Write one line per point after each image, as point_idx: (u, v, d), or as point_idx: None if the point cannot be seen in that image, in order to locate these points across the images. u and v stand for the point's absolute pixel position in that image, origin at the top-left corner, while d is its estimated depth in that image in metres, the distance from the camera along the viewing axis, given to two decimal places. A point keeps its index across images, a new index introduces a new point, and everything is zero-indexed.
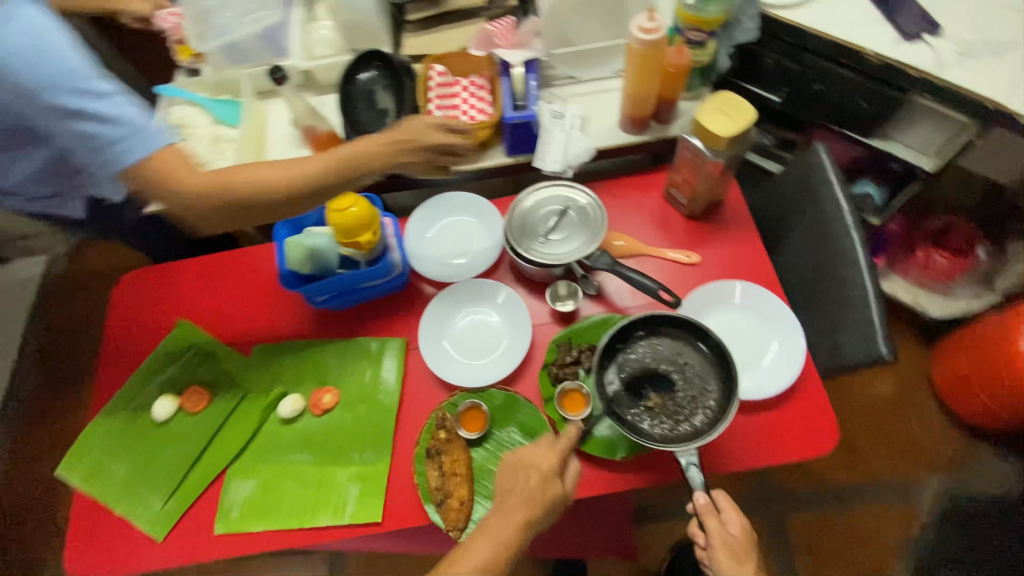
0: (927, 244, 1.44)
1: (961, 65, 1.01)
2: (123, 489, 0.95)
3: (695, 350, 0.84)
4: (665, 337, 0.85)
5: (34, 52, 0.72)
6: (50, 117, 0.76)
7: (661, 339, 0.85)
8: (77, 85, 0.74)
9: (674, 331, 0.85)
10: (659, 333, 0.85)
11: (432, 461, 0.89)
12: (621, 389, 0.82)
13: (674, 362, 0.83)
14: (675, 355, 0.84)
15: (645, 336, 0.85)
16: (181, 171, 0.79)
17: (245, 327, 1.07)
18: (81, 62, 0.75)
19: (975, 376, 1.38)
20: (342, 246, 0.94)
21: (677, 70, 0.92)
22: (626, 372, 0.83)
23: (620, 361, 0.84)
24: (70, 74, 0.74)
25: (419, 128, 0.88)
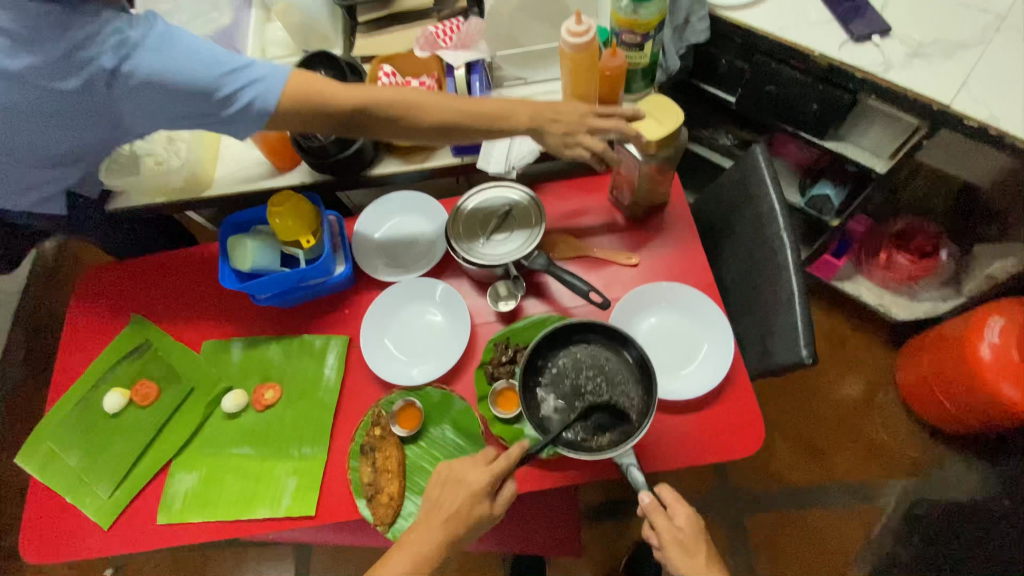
0: (890, 245, 1.44)
1: (909, 66, 1.00)
2: (72, 479, 0.98)
3: (613, 352, 0.86)
4: (583, 343, 0.87)
5: (191, 54, 0.77)
6: (203, 105, 0.79)
7: (578, 347, 0.87)
8: (225, 68, 0.78)
9: (590, 337, 0.87)
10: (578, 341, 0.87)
11: (366, 457, 0.91)
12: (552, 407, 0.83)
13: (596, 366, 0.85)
14: (595, 360, 0.86)
15: (565, 347, 0.87)
16: (320, 92, 0.81)
17: (196, 324, 1.09)
18: (220, 51, 0.79)
19: (936, 381, 1.37)
20: (285, 245, 0.97)
21: (613, 73, 0.90)
22: (551, 386, 0.85)
23: (542, 377, 0.85)
24: (219, 62, 0.78)
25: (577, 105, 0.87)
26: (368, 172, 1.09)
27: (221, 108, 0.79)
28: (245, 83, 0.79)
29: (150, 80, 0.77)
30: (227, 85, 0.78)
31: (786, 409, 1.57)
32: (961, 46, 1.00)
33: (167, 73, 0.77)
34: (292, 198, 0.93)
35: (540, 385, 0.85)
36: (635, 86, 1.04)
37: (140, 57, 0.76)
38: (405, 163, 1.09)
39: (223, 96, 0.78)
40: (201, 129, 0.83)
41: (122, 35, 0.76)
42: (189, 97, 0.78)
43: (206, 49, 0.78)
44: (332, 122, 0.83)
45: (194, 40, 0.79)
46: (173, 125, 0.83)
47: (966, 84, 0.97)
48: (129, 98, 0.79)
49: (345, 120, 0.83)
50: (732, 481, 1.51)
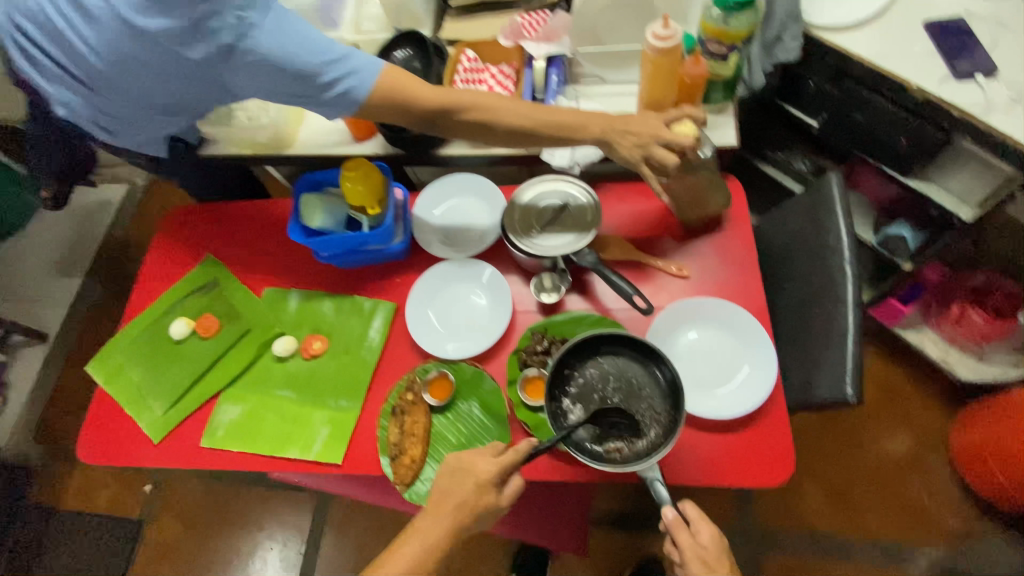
0: (965, 299, 1.35)
1: (1013, 112, 0.94)
2: (135, 392, 1.08)
3: (642, 367, 0.87)
4: (610, 356, 0.88)
5: (301, 41, 0.79)
6: (301, 89, 0.82)
7: (606, 358, 0.88)
8: (330, 59, 0.80)
9: (619, 351, 0.88)
10: (606, 355, 0.88)
11: (396, 418, 0.95)
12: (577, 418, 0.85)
13: (622, 380, 0.87)
14: (622, 373, 0.87)
15: (592, 360, 0.88)
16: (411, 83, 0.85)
17: (260, 271, 1.17)
18: (325, 38, 0.81)
19: (992, 450, 1.28)
20: (353, 208, 1.03)
21: (693, 81, 0.93)
22: (576, 395, 0.86)
23: (567, 387, 0.87)
24: (323, 51, 0.80)
25: (646, 118, 0.87)
26: (436, 151, 1.13)
27: (319, 93, 0.82)
28: (345, 73, 0.81)
29: (260, 59, 0.79)
30: (329, 73, 0.81)
31: (821, 452, 1.51)
32: None
33: (278, 57, 0.79)
34: (360, 163, 1.00)
35: (566, 394, 0.86)
36: (713, 97, 1.03)
37: (257, 37, 0.78)
38: (473, 147, 1.12)
39: (324, 82, 0.81)
40: (294, 105, 0.86)
41: (240, 12, 0.77)
42: (290, 79, 0.81)
43: (314, 38, 0.80)
44: (419, 117, 0.88)
45: (304, 22, 0.80)
46: (270, 100, 0.86)
47: None
48: (238, 71, 0.82)
49: (429, 115, 0.87)
50: (751, 515, 1.46)
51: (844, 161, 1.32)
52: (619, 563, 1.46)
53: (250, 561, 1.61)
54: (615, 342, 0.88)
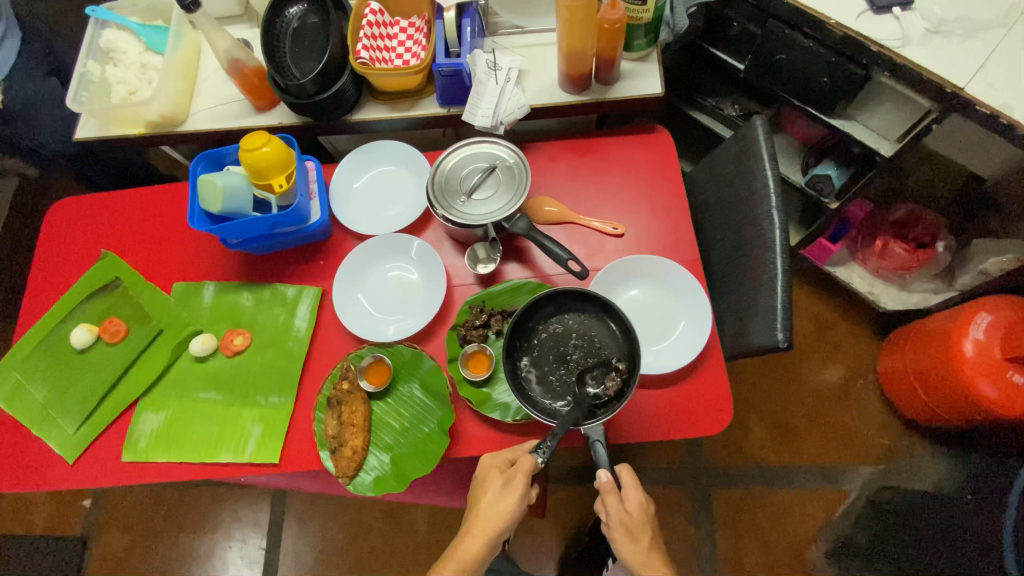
0: (888, 233, 1.40)
1: (926, 44, 0.94)
2: (39, 411, 0.97)
3: (601, 323, 0.84)
4: (574, 313, 0.86)
5: None
6: None
7: (568, 313, 0.86)
8: None
9: (581, 306, 0.85)
10: (573, 311, 0.86)
11: (333, 410, 0.90)
12: (537, 372, 0.83)
13: (586, 337, 0.84)
14: (585, 331, 0.85)
15: (559, 316, 0.86)
16: None
17: (168, 266, 1.06)
18: None
19: (915, 372, 1.37)
20: (257, 188, 0.93)
21: (612, 27, 0.87)
22: (538, 349, 0.84)
23: (529, 341, 0.85)
24: None
25: None
26: (349, 117, 1.04)
27: None
28: None
29: None
30: None
31: (762, 389, 1.58)
32: (987, 25, 0.93)
33: None
34: (274, 146, 0.89)
35: (527, 349, 0.85)
36: (636, 44, 0.98)
37: None
38: (391, 111, 1.03)
39: None
40: None
41: None
42: None
43: None
44: None
45: None
46: None
47: (986, 66, 0.91)
48: None
49: None
50: (701, 457, 1.52)
51: (771, 103, 1.31)
52: (581, 518, 1.49)
53: (210, 565, 1.55)
54: (583, 298, 0.85)
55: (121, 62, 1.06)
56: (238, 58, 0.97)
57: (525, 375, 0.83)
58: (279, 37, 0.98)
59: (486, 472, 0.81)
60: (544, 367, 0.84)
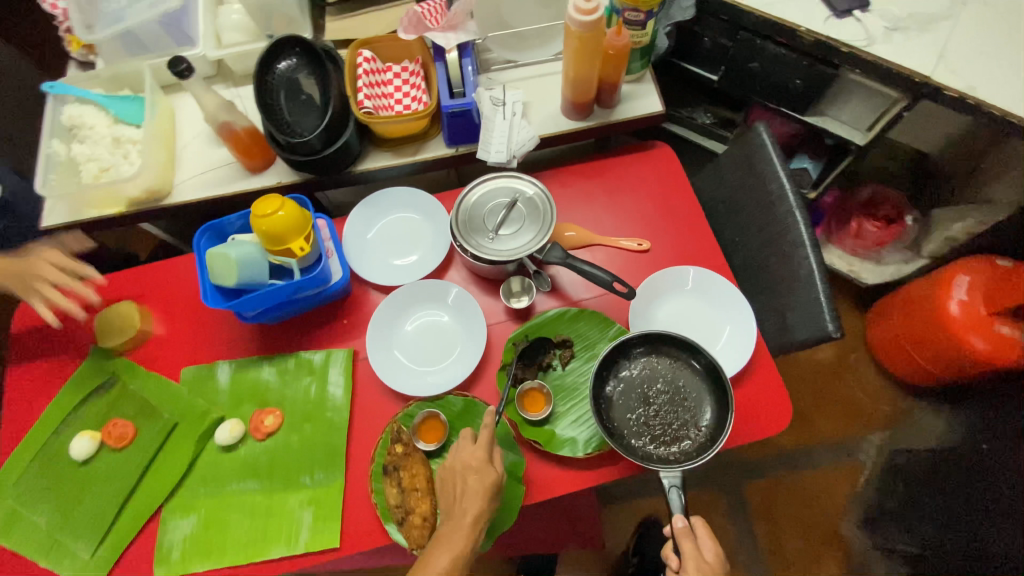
0: (859, 214, 1.51)
1: (890, 40, 1.02)
2: (43, 541, 0.84)
3: (691, 370, 0.85)
4: (667, 357, 0.87)
5: None
6: None
7: (659, 356, 0.86)
8: None
9: (673, 350, 0.86)
10: (667, 355, 0.86)
11: (391, 477, 0.84)
12: (618, 405, 0.84)
13: (673, 383, 0.85)
14: (673, 378, 0.85)
15: (654, 356, 0.86)
16: None
17: (172, 350, 0.97)
18: None
19: (905, 337, 1.46)
20: (273, 255, 0.87)
21: (617, 52, 0.89)
22: (623, 383, 0.85)
23: (616, 373, 0.86)
24: None
25: None
26: (353, 168, 1.00)
27: None
28: None
29: None
30: None
31: None
32: (937, 18, 1.03)
33: None
34: (290, 211, 0.83)
35: (612, 381, 0.86)
36: (632, 67, 1.01)
37: None
38: (396, 157, 1.01)
39: None
40: None
41: None
42: None
43: None
44: None
45: None
46: None
47: (945, 55, 1.00)
48: None
49: None
50: (726, 452, 1.55)
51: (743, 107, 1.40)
52: (623, 536, 1.47)
53: None
54: (680, 346, 0.86)
55: (90, 138, 0.97)
56: (227, 120, 0.91)
57: (606, 405, 0.84)
58: (271, 93, 0.93)
59: (477, 469, 0.77)
60: (627, 403, 0.84)
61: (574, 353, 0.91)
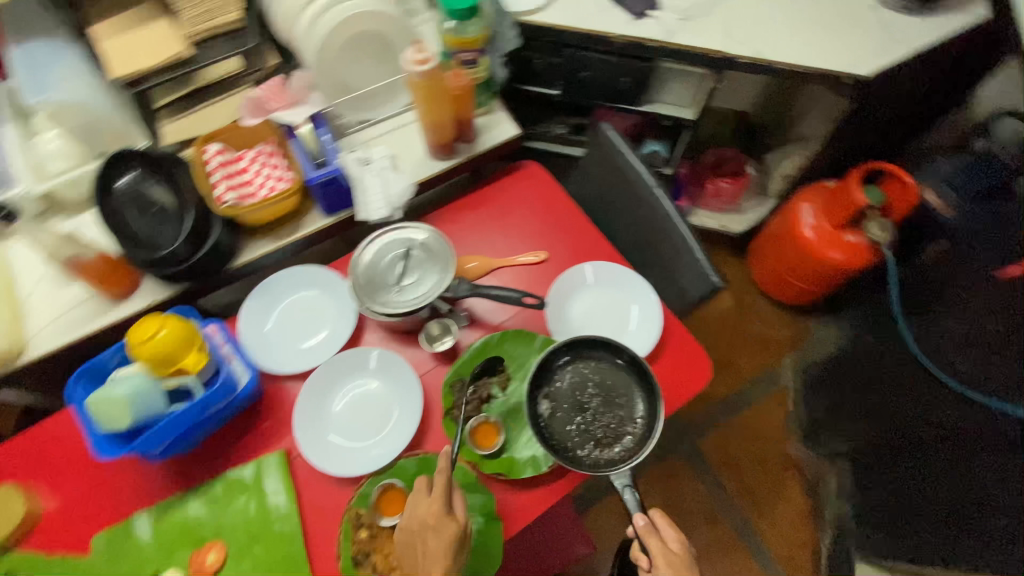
0: (712, 176, 1.71)
1: (684, 29, 1.18)
2: None
3: (616, 367, 0.88)
4: (590, 360, 0.89)
5: None
6: None
7: (585, 360, 0.89)
8: None
9: (596, 351, 0.89)
10: (588, 359, 0.89)
11: (363, 566, 0.79)
12: (554, 419, 0.85)
13: (601, 383, 0.87)
14: (601, 378, 0.88)
15: (577, 363, 0.88)
16: None
17: (74, 523, 0.84)
18: None
19: (781, 269, 1.65)
20: (166, 379, 0.79)
21: (462, 92, 0.94)
22: (557, 396, 0.86)
23: (549, 388, 0.87)
24: None
25: None
26: (232, 264, 0.95)
27: None
28: None
29: None
30: None
31: None
32: (714, 4, 1.21)
33: None
34: (173, 328, 0.76)
35: (547, 397, 0.86)
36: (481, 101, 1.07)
37: None
38: (276, 241, 0.97)
39: None
40: None
41: None
42: None
43: None
44: None
45: None
46: None
47: (730, 31, 1.18)
48: None
49: None
50: (678, 420, 1.65)
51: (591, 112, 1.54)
52: (611, 534, 1.48)
53: None
54: (598, 346, 0.89)
55: None
56: (71, 254, 0.83)
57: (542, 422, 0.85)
58: (118, 213, 0.87)
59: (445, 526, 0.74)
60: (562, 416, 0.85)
61: (508, 376, 0.93)
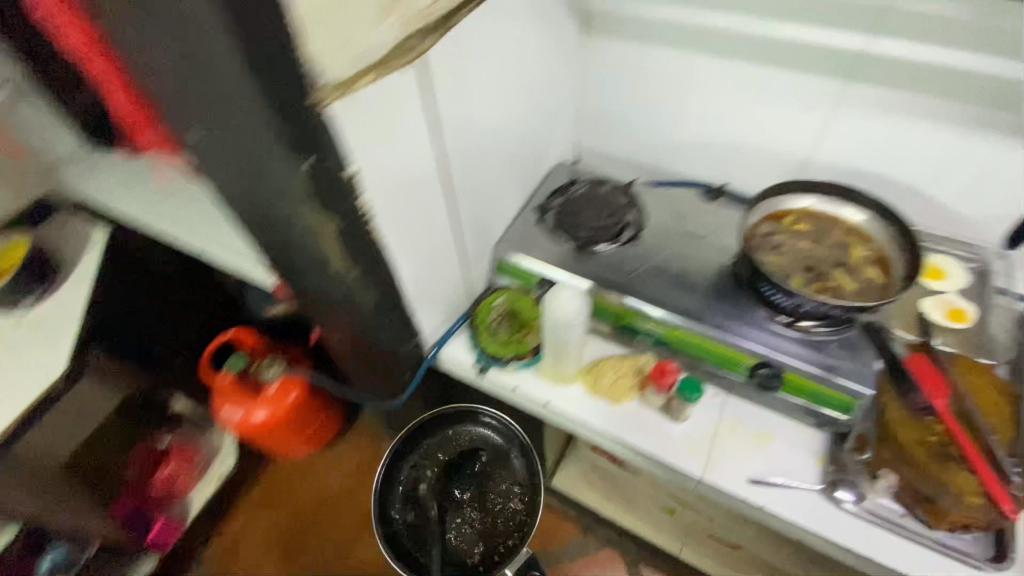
0: None
1: None
2: None
3: (479, 433, 1.20)
4: (467, 425, 1.20)
5: None
6: None
7: (454, 431, 1.20)
8: None
9: (462, 422, 1.20)
10: (520, 481, 1.17)
11: None
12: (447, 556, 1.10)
13: (495, 456, 1.20)
14: (478, 463, 1.21)
15: (440, 500, 1.18)
16: None
17: None
18: None
19: None
20: None
21: None
22: (428, 475, 1.19)
23: (431, 458, 1.19)
24: None
25: None
26: None
27: None
28: None
29: None
30: None
31: None
32: None
33: None
34: None
35: (426, 466, 1.19)
36: None
37: None
38: None
39: None
40: None
41: None
42: None
43: None
44: None
45: None
46: None
47: None
48: None
49: None
50: None
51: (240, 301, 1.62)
52: None
53: None
54: (494, 416, 1.18)
55: None
56: None
57: (421, 539, 1.12)
58: None
59: None
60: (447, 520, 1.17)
61: None
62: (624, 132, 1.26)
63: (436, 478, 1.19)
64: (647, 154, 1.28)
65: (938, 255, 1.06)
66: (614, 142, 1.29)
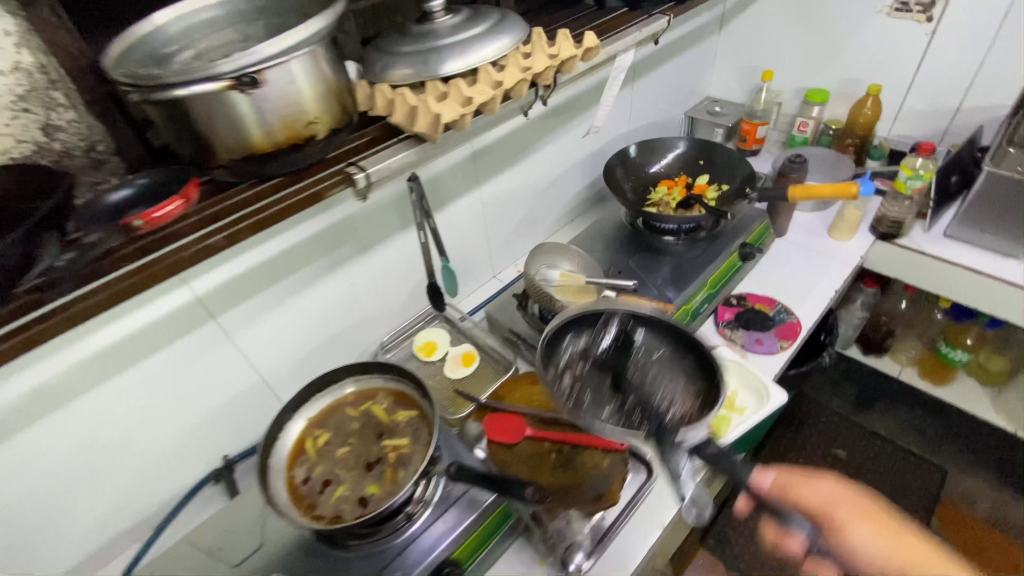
0: None
1: None
2: None
3: (644, 330, 0.91)
4: (639, 320, 0.91)
5: None
6: None
7: (623, 326, 0.91)
8: None
9: (631, 319, 0.92)
10: (693, 374, 0.84)
11: None
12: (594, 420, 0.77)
13: (657, 351, 0.88)
14: (641, 356, 0.88)
15: (587, 384, 0.84)
16: None
17: None
18: None
19: None
20: None
21: None
22: (578, 358, 0.88)
23: (587, 346, 0.90)
24: None
25: None
26: None
27: None
28: None
29: None
30: None
31: None
32: None
33: None
34: None
35: (580, 352, 0.89)
36: None
37: None
38: None
39: None
40: None
41: None
42: None
43: None
44: None
45: None
46: None
47: None
48: None
49: None
50: None
51: None
52: None
53: None
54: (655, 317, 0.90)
55: None
56: None
57: (572, 402, 0.82)
58: None
59: None
60: (612, 396, 0.82)
61: None
62: (54, 529, 0.90)
63: (601, 359, 0.88)
64: (116, 518, 0.97)
65: (423, 331, 1.22)
66: (57, 544, 0.92)
